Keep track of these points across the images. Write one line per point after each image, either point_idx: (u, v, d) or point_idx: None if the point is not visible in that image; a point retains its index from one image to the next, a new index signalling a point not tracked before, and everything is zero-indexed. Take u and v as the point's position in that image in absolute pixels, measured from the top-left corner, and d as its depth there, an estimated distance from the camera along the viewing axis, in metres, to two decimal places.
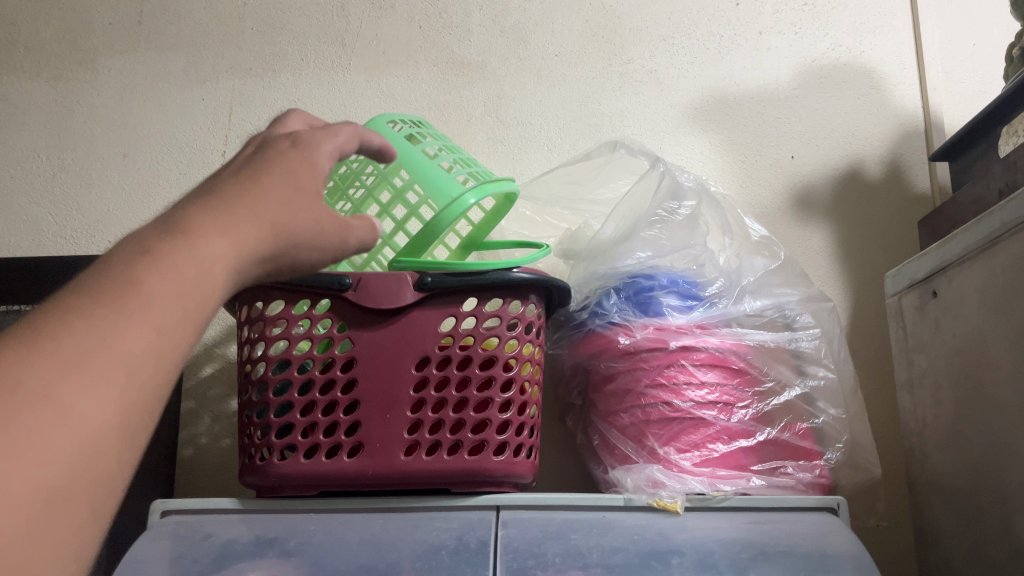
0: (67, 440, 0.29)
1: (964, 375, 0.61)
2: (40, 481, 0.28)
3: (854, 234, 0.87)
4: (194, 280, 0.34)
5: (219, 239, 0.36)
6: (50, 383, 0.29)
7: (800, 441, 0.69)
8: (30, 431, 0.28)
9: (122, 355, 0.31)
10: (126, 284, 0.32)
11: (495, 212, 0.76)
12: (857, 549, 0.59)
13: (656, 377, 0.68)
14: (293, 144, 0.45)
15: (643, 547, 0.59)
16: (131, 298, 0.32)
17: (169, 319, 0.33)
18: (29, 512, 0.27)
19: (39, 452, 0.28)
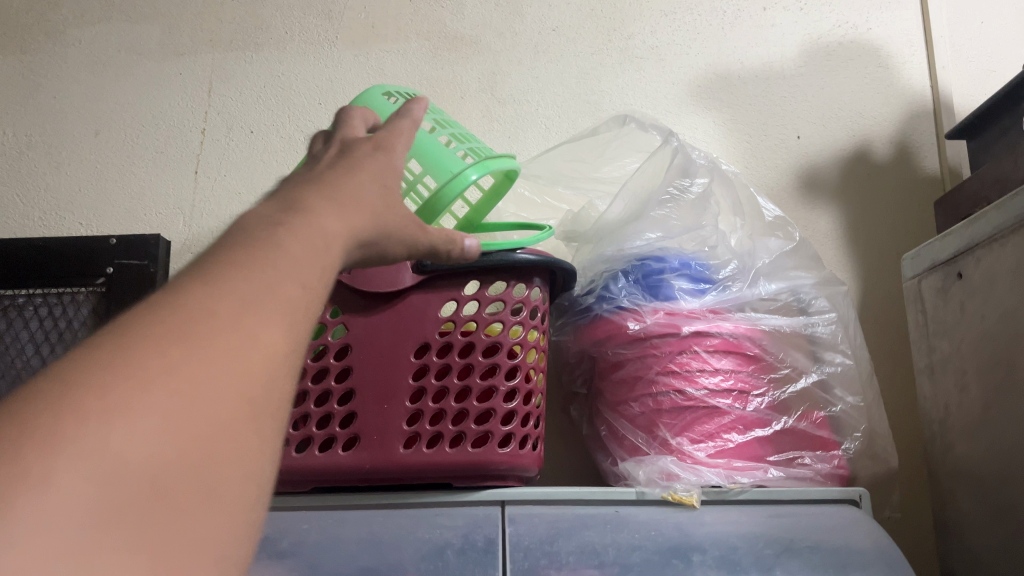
0: (242, 374, 0.28)
1: (994, 360, 0.58)
2: (224, 412, 0.27)
3: (863, 216, 0.84)
4: (326, 247, 0.34)
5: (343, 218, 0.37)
6: (224, 319, 0.28)
7: (818, 430, 0.66)
8: (213, 361, 0.27)
9: (283, 301, 0.31)
10: (273, 240, 0.32)
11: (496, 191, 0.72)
12: (885, 543, 0.56)
13: (668, 364, 0.65)
14: (371, 143, 0.47)
15: (661, 543, 0.55)
16: (286, 253, 0.32)
17: (313, 277, 0.33)
18: (215, 440, 0.26)
19: (222, 382, 0.27)
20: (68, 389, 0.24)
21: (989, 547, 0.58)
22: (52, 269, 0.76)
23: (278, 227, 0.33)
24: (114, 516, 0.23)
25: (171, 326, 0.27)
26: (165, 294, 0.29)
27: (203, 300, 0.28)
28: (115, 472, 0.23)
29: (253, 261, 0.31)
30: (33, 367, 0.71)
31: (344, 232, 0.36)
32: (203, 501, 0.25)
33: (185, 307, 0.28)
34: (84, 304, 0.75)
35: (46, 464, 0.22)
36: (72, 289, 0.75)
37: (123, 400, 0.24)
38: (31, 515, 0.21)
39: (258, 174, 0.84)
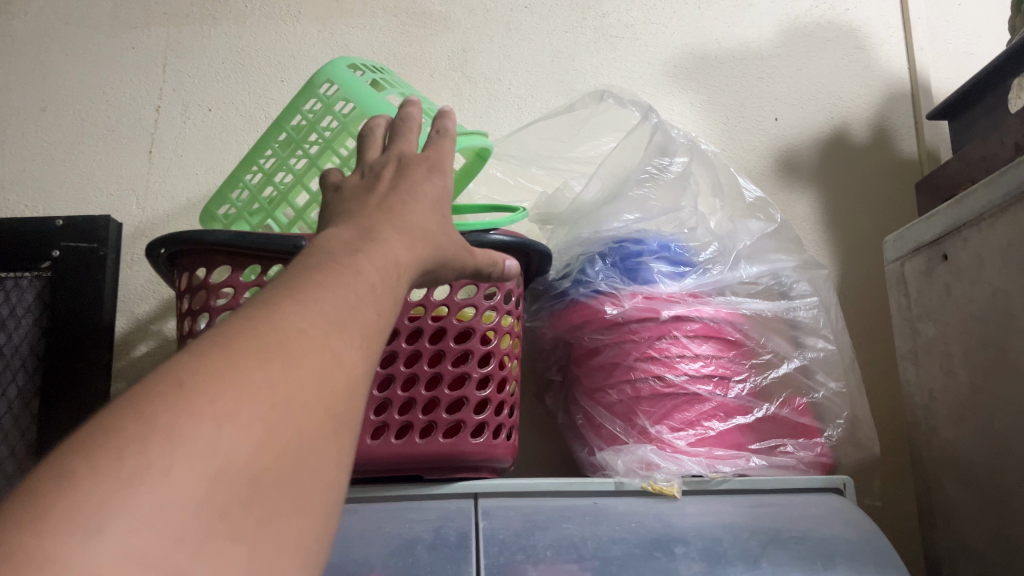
0: (329, 388, 0.29)
1: (984, 342, 0.56)
2: (313, 421, 0.28)
3: (842, 200, 0.83)
4: (391, 278, 0.36)
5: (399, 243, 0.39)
6: (314, 335, 0.30)
7: (800, 417, 0.64)
8: (306, 373, 0.29)
9: (361, 323, 0.32)
10: (348, 269, 0.34)
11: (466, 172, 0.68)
12: (874, 532, 0.54)
13: (648, 349, 0.62)
14: (425, 162, 0.47)
15: (643, 536, 0.53)
16: (361, 280, 0.34)
17: (383, 305, 0.34)
18: (304, 449, 0.27)
19: (312, 395, 0.28)
20: (182, 390, 0.26)
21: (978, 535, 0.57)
22: None
23: (352, 257, 0.35)
24: (223, 507, 0.24)
25: (269, 339, 0.29)
26: (259, 308, 0.30)
27: (295, 316, 0.30)
28: (222, 467, 0.25)
29: (333, 285, 0.33)
30: None
31: (405, 262, 0.38)
32: (295, 503, 0.27)
33: (279, 322, 0.30)
34: (27, 290, 0.70)
35: (167, 454, 0.24)
36: (15, 274, 0.71)
37: (228, 403, 0.26)
38: (154, 498, 0.23)
39: (216, 155, 0.80)
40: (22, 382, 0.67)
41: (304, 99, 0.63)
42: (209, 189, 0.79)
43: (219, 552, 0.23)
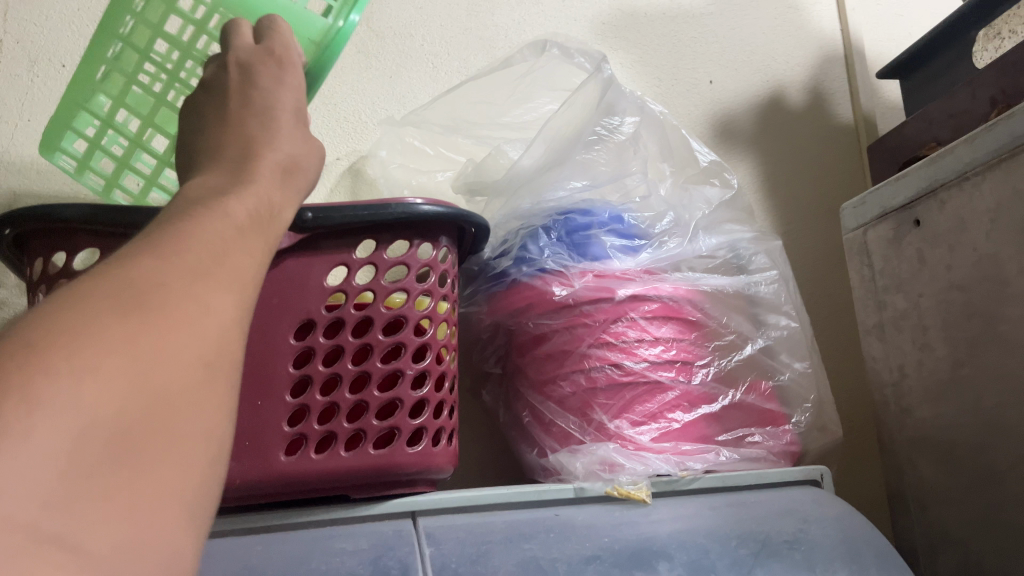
0: (210, 330, 0.25)
1: (968, 312, 0.52)
2: (200, 366, 0.24)
3: (782, 166, 0.78)
4: (265, 212, 0.31)
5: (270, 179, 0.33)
6: (180, 278, 0.25)
7: (766, 403, 0.58)
8: (185, 315, 0.24)
9: (239, 268, 0.27)
10: (222, 214, 0.29)
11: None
12: (865, 528, 0.48)
13: (602, 334, 0.55)
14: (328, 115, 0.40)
15: (620, 551, 0.45)
16: (229, 221, 0.29)
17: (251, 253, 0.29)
18: (190, 396, 0.23)
19: (192, 343, 0.24)
20: (25, 345, 0.20)
21: (965, 522, 0.52)
22: None
23: (225, 200, 0.30)
24: (97, 462, 0.20)
25: (131, 283, 0.23)
26: (122, 255, 0.25)
27: (155, 260, 0.25)
28: (94, 422, 0.20)
29: (204, 226, 0.27)
30: None
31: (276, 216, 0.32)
32: (181, 455, 0.22)
33: (136, 270, 0.24)
34: None
35: (27, 407, 0.19)
36: None
37: (95, 348, 0.21)
38: (13, 459, 0.18)
39: None
40: None
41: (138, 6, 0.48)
42: None
43: (96, 512, 0.20)
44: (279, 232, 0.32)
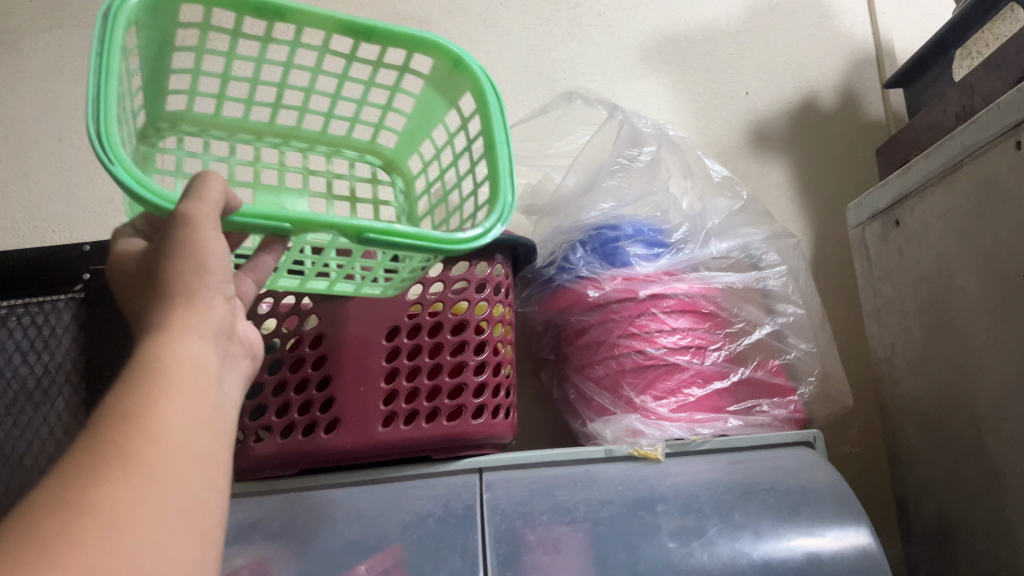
0: (106, 535, 0.27)
1: (931, 300, 0.61)
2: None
3: (814, 164, 0.87)
4: (144, 391, 0.33)
5: (187, 342, 0.37)
6: (71, 493, 0.27)
7: (773, 377, 0.69)
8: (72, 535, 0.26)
9: (137, 453, 0.30)
10: (118, 409, 0.32)
11: (431, 44, 0.57)
12: (834, 481, 0.60)
13: (629, 326, 0.68)
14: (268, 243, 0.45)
15: (629, 497, 0.60)
16: (108, 428, 0.31)
17: (151, 432, 0.31)
18: None
19: (88, 550, 0.26)
20: None
21: (936, 473, 0.63)
22: (29, 279, 0.75)
23: (128, 391, 0.33)
24: None
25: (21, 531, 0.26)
26: (29, 498, 0.28)
27: (44, 494, 0.27)
28: None
29: (103, 433, 0.30)
30: (22, 374, 0.72)
31: (184, 373, 0.35)
32: None
33: (34, 509, 0.27)
34: (64, 312, 0.74)
35: None
36: (52, 297, 0.75)
37: None
38: None
39: None
40: (68, 395, 0.72)
41: (147, 146, 0.55)
42: None
43: None
44: (194, 387, 0.35)
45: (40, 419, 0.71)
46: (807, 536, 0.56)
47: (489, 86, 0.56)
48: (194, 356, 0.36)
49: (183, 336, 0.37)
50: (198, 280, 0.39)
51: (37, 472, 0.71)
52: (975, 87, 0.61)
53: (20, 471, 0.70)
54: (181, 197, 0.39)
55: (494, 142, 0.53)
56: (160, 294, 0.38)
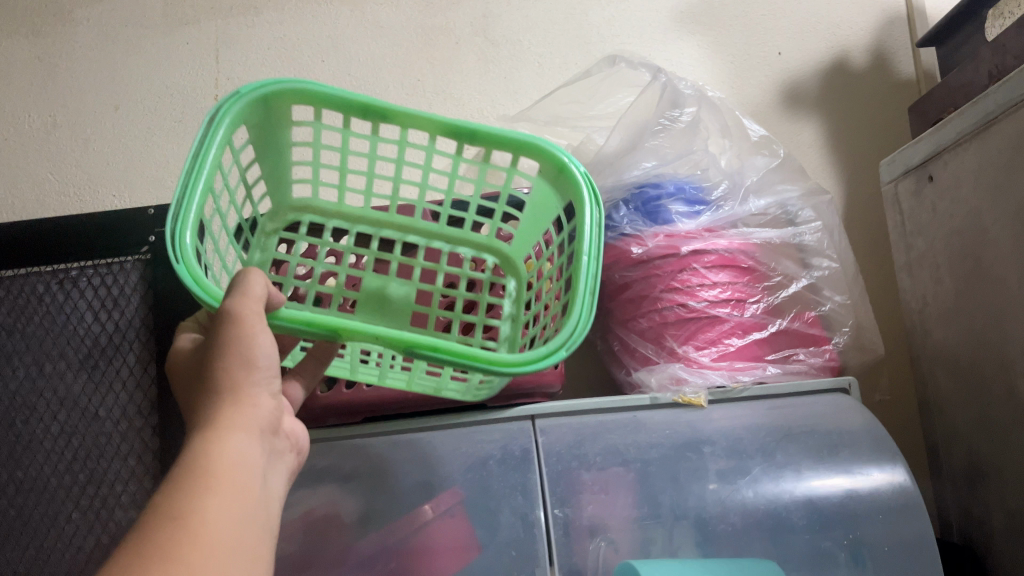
0: None
1: (962, 254, 0.64)
2: None
3: (846, 122, 0.89)
4: (189, 489, 0.37)
5: (231, 441, 0.41)
6: None
7: (809, 328, 0.73)
8: None
9: (180, 545, 0.33)
10: (165, 506, 0.35)
11: (537, 147, 0.58)
12: (870, 423, 0.64)
13: (671, 282, 0.71)
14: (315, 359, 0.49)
15: (677, 438, 0.64)
16: (156, 522, 0.34)
17: (194, 526, 0.35)
18: None
19: None
20: None
21: (965, 416, 0.66)
22: (98, 241, 0.79)
23: (176, 489, 0.37)
24: None
25: None
26: None
27: None
28: None
29: (152, 529, 0.34)
30: (95, 332, 0.77)
31: (224, 469, 0.39)
32: None
33: None
34: (132, 272, 0.79)
35: None
36: (120, 259, 0.79)
37: None
38: None
39: None
40: (138, 350, 0.78)
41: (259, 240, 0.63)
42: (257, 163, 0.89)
43: None
44: (231, 485, 0.38)
45: (113, 374, 0.77)
46: (846, 474, 0.61)
47: (595, 200, 0.56)
48: (240, 450, 0.41)
49: (226, 436, 0.41)
50: (245, 377, 0.44)
51: (113, 422, 0.76)
52: (1008, 45, 0.63)
53: (98, 421, 0.76)
54: (226, 292, 0.44)
55: (583, 254, 0.54)
56: (208, 394, 0.43)
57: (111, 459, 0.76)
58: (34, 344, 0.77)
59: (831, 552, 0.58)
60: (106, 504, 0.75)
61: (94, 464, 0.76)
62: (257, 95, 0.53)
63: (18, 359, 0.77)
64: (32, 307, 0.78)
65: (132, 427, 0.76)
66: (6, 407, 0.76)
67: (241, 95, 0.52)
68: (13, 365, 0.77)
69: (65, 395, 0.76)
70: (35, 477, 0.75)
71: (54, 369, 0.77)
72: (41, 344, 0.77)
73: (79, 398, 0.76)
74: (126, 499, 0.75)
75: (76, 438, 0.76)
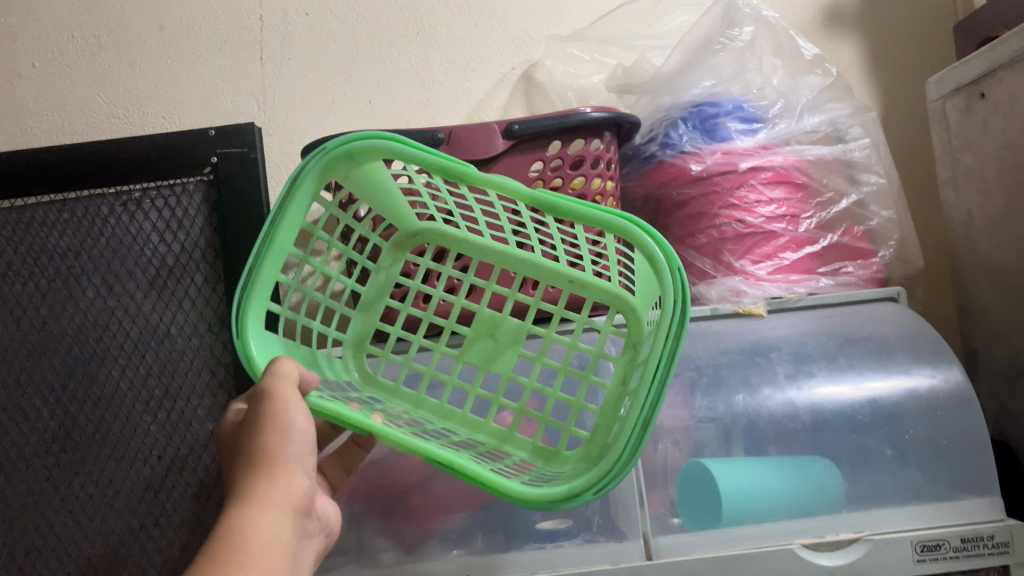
0: None
1: (1013, 168, 0.67)
2: None
3: (887, 39, 0.91)
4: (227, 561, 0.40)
5: (267, 514, 0.44)
6: None
7: (858, 243, 0.76)
8: None
9: None
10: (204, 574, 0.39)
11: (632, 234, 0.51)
12: (924, 328, 0.69)
13: (729, 198, 0.73)
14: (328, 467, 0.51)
15: (745, 345, 0.70)
16: None
17: None
18: None
19: None
20: None
21: (1008, 320, 0.71)
22: (160, 161, 0.80)
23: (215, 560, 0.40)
24: None
25: None
26: None
27: None
28: None
29: None
30: (162, 253, 0.79)
31: (257, 539, 0.42)
32: None
33: None
34: (195, 193, 0.80)
35: None
36: (182, 179, 0.80)
37: None
38: None
39: (316, 54, 0.89)
40: (205, 270, 0.79)
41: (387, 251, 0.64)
42: (305, 83, 0.89)
43: None
44: (264, 557, 0.42)
45: (182, 293, 0.79)
46: (906, 375, 0.66)
47: (678, 306, 0.50)
48: (268, 527, 0.44)
49: (261, 509, 0.44)
50: (280, 451, 0.47)
51: (185, 339, 0.78)
52: None
53: (170, 339, 0.79)
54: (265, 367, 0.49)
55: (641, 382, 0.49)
56: (247, 467, 0.46)
57: (185, 374, 0.78)
58: (104, 265, 0.79)
59: (877, 449, 0.64)
60: (183, 418, 0.78)
61: (169, 379, 0.78)
62: (341, 151, 0.51)
63: (89, 280, 0.78)
64: (99, 228, 0.80)
65: (204, 344, 0.79)
66: (79, 326, 0.78)
67: (324, 152, 0.51)
68: (83, 285, 0.79)
69: (136, 314, 0.79)
70: (112, 393, 0.78)
71: (124, 288, 0.79)
72: (111, 265, 0.79)
73: (150, 316, 0.78)
74: (202, 412, 0.78)
75: (149, 355, 0.78)
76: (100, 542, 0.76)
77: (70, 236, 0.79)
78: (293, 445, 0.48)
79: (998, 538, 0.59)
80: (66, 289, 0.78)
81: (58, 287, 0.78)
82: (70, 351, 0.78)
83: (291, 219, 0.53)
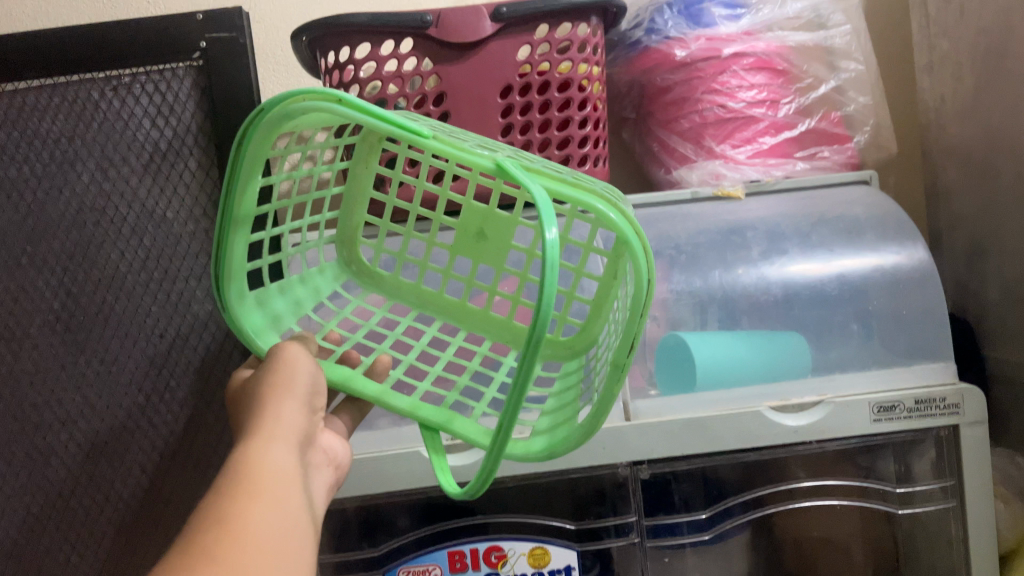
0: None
1: (986, 53, 0.69)
2: None
3: None
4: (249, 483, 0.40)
5: (283, 441, 0.44)
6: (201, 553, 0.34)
7: (834, 128, 0.79)
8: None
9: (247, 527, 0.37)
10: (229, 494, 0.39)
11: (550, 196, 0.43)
12: (892, 210, 0.73)
13: (712, 84, 0.74)
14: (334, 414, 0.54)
15: (723, 225, 0.74)
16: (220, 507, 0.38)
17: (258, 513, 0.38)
18: None
19: None
20: None
21: (972, 201, 0.75)
22: (146, 45, 0.79)
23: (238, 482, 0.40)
24: None
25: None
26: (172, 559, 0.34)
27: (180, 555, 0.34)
28: None
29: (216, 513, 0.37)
30: (155, 138, 0.80)
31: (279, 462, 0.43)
32: None
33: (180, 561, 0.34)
34: (185, 79, 0.80)
35: None
36: (170, 65, 0.80)
37: None
38: None
39: None
40: (198, 155, 0.81)
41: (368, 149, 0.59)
42: None
43: None
44: (286, 481, 0.42)
45: (176, 178, 0.81)
46: (874, 253, 0.70)
47: None
48: (283, 456, 0.43)
49: (280, 437, 0.44)
50: (290, 389, 0.48)
51: (180, 224, 0.81)
52: None
53: (166, 224, 0.81)
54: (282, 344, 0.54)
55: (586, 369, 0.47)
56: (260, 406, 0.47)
57: (183, 257, 0.81)
58: (97, 150, 0.80)
59: (844, 324, 0.68)
60: (183, 299, 0.81)
61: (168, 262, 0.81)
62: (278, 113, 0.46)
63: (83, 164, 0.79)
64: (89, 113, 0.80)
65: (199, 228, 0.81)
66: (76, 210, 0.80)
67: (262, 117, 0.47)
68: (78, 170, 0.80)
69: (133, 198, 0.80)
70: (112, 275, 0.80)
71: (119, 173, 0.80)
72: (104, 150, 0.80)
73: (146, 200, 0.80)
74: (201, 294, 0.81)
75: (147, 239, 0.80)
76: (109, 416, 0.80)
77: (61, 121, 0.80)
78: (299, 384, 0.49)
79: (950, 400, 0.64)
80: (61, 174, 0.79)
81: (53, 172, 0.79)
82: (68, 236, 0.80)
83: (243, 178, 0.50)
